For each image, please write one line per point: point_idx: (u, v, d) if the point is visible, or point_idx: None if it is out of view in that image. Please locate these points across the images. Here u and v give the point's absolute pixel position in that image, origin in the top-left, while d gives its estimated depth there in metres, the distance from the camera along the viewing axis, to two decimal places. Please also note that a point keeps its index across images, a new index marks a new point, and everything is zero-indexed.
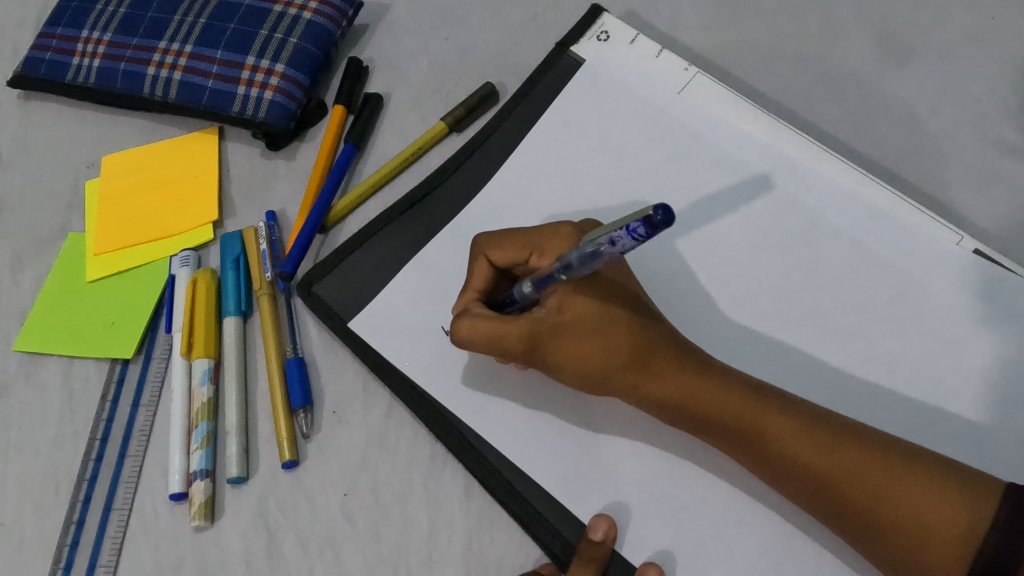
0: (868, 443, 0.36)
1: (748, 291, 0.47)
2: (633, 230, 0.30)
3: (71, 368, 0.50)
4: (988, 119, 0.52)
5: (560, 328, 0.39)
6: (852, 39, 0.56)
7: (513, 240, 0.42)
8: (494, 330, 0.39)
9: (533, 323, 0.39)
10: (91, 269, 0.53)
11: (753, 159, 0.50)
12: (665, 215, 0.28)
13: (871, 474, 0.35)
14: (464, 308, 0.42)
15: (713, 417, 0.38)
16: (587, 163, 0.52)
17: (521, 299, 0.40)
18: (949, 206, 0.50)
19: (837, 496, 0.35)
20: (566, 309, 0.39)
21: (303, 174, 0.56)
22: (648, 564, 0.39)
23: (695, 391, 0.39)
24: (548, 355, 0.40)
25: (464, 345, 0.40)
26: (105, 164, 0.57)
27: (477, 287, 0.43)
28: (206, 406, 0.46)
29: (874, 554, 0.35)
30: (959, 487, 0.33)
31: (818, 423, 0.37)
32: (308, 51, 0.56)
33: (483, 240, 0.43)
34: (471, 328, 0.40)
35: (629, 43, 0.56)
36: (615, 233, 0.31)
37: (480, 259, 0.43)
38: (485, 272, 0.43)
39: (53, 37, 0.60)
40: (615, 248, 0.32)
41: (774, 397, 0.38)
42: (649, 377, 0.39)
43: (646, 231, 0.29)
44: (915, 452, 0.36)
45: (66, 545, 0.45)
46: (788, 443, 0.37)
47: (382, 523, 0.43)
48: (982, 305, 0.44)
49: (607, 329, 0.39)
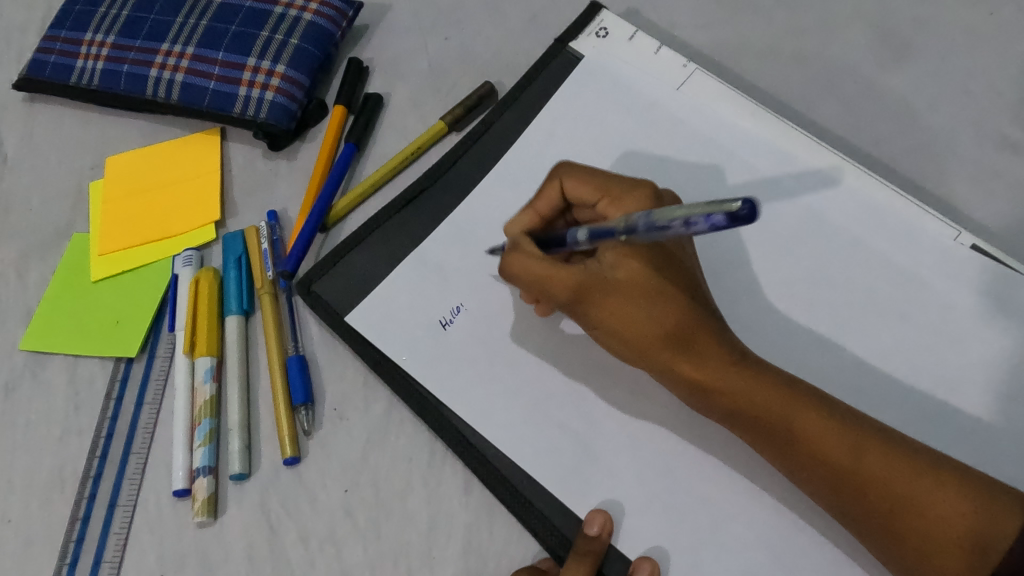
0: (897, 444, 0.36)
1: (746, 286, 0.47)
2: (711, 219, 0.27)
3: (76, 367, 0.51)
4: (986, 115, 0.52)
5: (609, 286, 0.40)
6: (850, 35, 0.56)
7: (591, 179, 0.43)
8: (545, 272, 0.40)
9: (585, 275, 0.40)
10: (96, 269, 0.54)
11: (751, 156, 0.50)
12: (751, 211, 0.26)
13: (900, 474, 0.35)
14: (518, 241, 0.43)
15: (747, 405, 0.38)
16: (586, 159, 0.52)
17: (573, 242, 0.40)
18: (947, 202, 0.50)
19: (858, 493, 0.36)
20: (619, 269, 0.40)
21: (305, 173, 0.56)
22: (643, 559, 0.40)
23: (731, 377, 0.39)
24: (592, 309, 0.40)
25: (510, 280, 0.42)
26: (109, 166, 0.58)
27: (541, 208, 0.45)
28: (208, 403, 0.47)
29: (883, 551, 0.36)
30: (981, 496, 0.34)
31: (850, 420, 0.37)
32: (308, 52, 0.57)
33: (563, 168, 0.45)
34: (521, 265, 0.41)
35: (628, 38, 0.56)
36: (689, 215, 0.28)
37: (552, 183, 0.44)
38: (554, 198, 0.44)
39: (57, 40, 0.60)
40: (684, 230, 0.29)
41: (809, 393, 0.39)
42: (687, 360, 0.39)
43: (724, 222, 0.27)
44: (940, 458, 0.36)
45: (71, 541, 0.45)
46: (819, 434, 0.37)
47: (382, 519, 0.44)
48: (979, 300, 0.44)
49: (654, 301, 0.39)
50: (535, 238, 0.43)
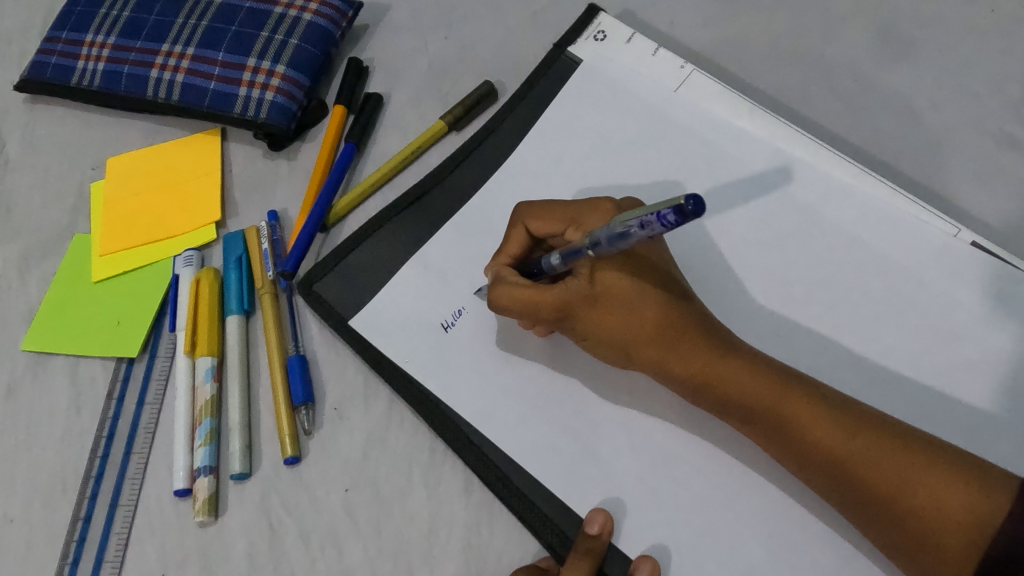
0: (889, 431, 0.36)
1: (746, 286, 0.47)
2: (664, 217, 0.30)
3: (77, 367, 0.51)
4: (987, 112, 0.52)
5: (591, 299, 0.41)
6: (850, 34, 0.56)
7: (552, 212, 0.44)
8: (529, 296, 0.41)
9: (566, 293, 0.41)
10: (97, 270, 0.54)
11: (750, 155, 0.50)
12: (696, 206, 0.28)
13: (891, 461, 0.35)
14: (497, 272, 0.43)
15: (738, 397, 0.39)
16: (585, 159, 0.52)
17: (549, 269, 0.42)
18: (948, 200, 0.49)
19: (854, 481, 0.36)
20: (597, 281, 0.41)
21: (305, 174, 0.56)
22: (643, 558, 0.40)
23: (721, 369, 0.39)
24: (580, 324, 0.41)
25: (500, 311, 0.42)
26: (110, 166, 0.58)
27: (511, 253, 0.44)
28: (209, 403, 0.47)
29: (887, 541, 0.36)
30: (977, 479, 0.34)
31: (842, 409, 0.37)
32: (308, 52, 0.57)
33: (523, 210, 0.45)
34: (509, 295, 0.41)
35: (625, 42, 0.56)
36: (645, 218, 0.32)
37: (518, 227, 0.44)
38: (521, 240, 0.44)
39: (58, 42, 0.61)
40: (644, 231, 0.32)
41: (799, 382, 0.39)
42: (676, 355, 0.40)
43: (676, 219, 0.29)
44: (936, 444, 0.36)
45: (73, 541, 0.45)
46: (809, 427, 0.37)
47: (383, 518, 0.44)
48: (979, 297, 0.44)
49: (635, 306, 0.40)
50: (515, 268, 0.44)
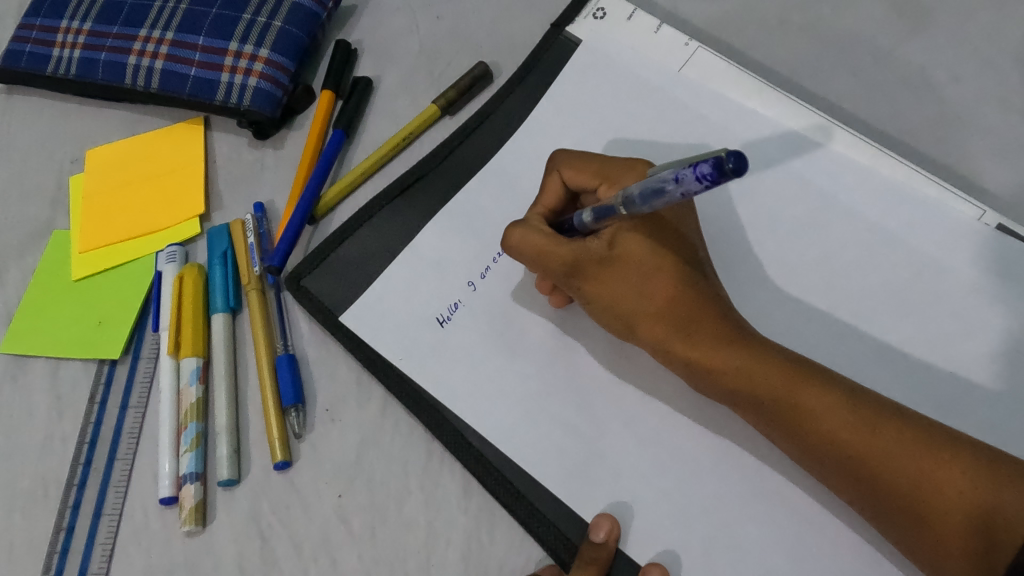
0: (909, 422, 0.34)
1: (759, 276, 0.44)
2: (700, 172, 0.28)
3: (58, 370, 0.49)
4: (1011, 86, 0.49)
5: (606, 262, 0.39)
6: (863, 6, 0.53)
7: (588, 165, 0.41)
8: (545, 246, 0.39)
9: (580, 250, 0.39)
10: (77, 268, 0.52)
11: (761, 136, 0.48)
12: (738, 163, 0.26)
13: (908, 454, 0.33)
14: (525, 218, 0.41)
15: (746, 382, 0.36)
16: (586, 142, 0.50)
17: (579, 226, 0.40)
18: (970, 179, 0.47)
19: (866, 472, 0.34)
20: (616, 244, 0.39)
21: (292, 163, 0.54)
22: (652, 564, 0.37)
23: (729, 353, 0.37)
24: (587, 286, 0.39)
25: (513, 254, 0.40)
26: (89, 159, 0.56)
27: (546, 203, 0.42)
28: (195, 406, 0.45)
29: (888, 530, 0.34)
30: (993, 472, 0.32)
31: (858, 397, 0.35)
32: (293, 35, 0.54)
33: (561, 157, 0.42)
34: (523, 240, 0.40)
35: (627, 19, 0.53)
36: (681, 172, 0.30)
37: (554, 174, 0.42)
38: (557, 191, 0.42)
39: (33, 29, 0.58)
40: (679, 188, 0.30)
41: (812, 368, 0.36)
42: (680, 335, 0.38)
43: (712, 175, 0.27)
44: (956, 435, 0.34)
45: (56, 552, 0.43)
46: (822, 413, 0.35)
47: (379, 524, 0.42)
48: (1003, 283, 0.42)
49: (648, 276, 0.38)
50: (547, 218, 0.42)
